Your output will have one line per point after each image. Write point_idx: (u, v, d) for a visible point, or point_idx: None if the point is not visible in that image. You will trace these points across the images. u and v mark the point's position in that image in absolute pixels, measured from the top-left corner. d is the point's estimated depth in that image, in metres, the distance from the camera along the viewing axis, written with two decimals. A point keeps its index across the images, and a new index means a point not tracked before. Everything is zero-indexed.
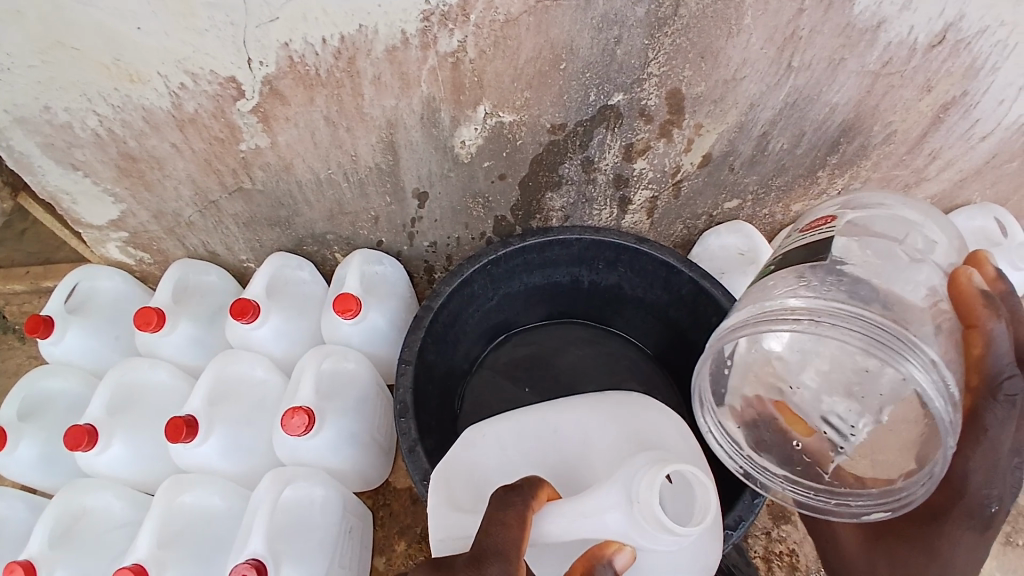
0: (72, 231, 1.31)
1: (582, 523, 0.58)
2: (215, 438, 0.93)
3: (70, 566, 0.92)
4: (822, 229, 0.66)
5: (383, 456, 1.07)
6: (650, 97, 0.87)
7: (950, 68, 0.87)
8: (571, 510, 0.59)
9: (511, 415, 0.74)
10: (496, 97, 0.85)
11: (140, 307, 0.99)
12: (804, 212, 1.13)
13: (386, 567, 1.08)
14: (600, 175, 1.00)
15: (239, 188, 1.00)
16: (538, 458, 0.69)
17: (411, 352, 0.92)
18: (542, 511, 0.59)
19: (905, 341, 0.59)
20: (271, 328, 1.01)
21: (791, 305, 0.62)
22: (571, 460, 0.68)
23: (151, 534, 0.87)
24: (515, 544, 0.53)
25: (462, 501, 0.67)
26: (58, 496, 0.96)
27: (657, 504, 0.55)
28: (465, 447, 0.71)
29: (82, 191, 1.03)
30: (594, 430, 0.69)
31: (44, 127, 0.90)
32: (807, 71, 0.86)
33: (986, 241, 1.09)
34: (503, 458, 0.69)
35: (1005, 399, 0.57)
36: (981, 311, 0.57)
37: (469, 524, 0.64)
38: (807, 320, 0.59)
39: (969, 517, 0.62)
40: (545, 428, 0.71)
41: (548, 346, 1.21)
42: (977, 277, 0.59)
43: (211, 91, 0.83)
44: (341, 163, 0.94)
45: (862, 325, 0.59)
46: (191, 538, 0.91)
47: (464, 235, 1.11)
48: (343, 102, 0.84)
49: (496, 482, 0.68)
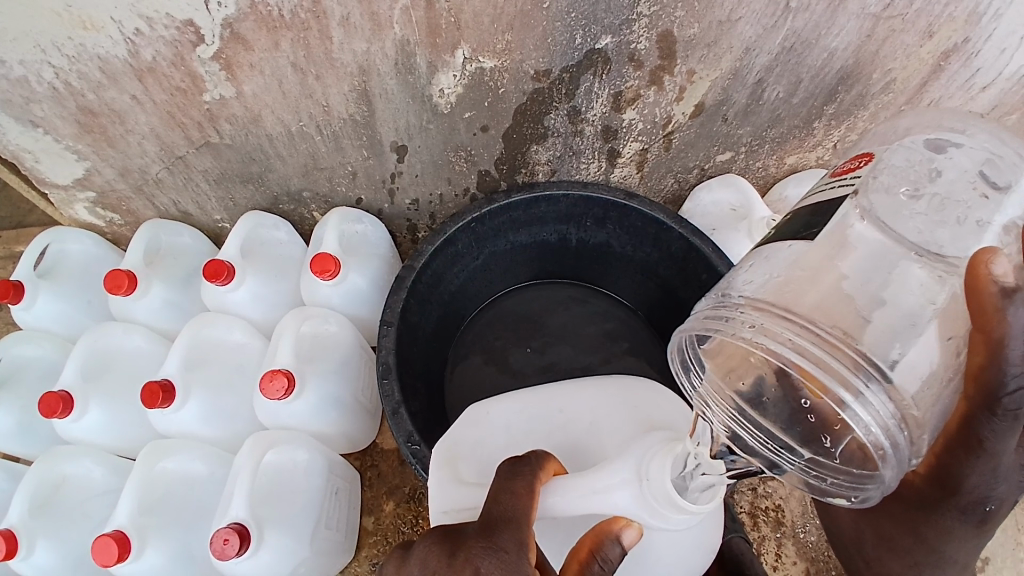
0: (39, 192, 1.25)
1: (587, 499, 0.56)
2: (193, 403, 0.91)
3: (51, 532, 0.91)
4: (845, 178, 0.62)
5: (371, 419, 1.06)
6: (640, 41, 0.82)
7: (952, 13, 0.82)
8: (576, 485, 0.57)
9: (515, 394, 0.71)
10: (475, 40, 0.79)
11: (110, 270, 0.94)
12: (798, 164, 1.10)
13: (375, 527, 1.08)
14: (587, 126, 0.95)
15: (207, 143, 0.95)
16: (534, 432, 0.67)
17: (393, 313, 0.89)
18: (548, 485, 0.57)
19: (855, 359, 0.55)
20: (247, 291, 0.97)
21: (743, 304, 0.59)
22: (570, 432, 0.66)
23: (133, 501, 0.85)
24: (526, 512, 0.52)
25: (465, 474, 0.65)
26: (35, 463, 0.93)
27: (668, 481, 0.55)
28: (469, 424, 0.69)
29: (43, 149, 0.97)
30: (590, 408, 0.68)
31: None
32: (806, 13, 0.81)
33: None
34: (497, 430, 0.68)
35: (1005, 413, 0.52)
36: (992, 320, 0.48)
37: (476, 495, 0.62)
38: (746, 330, 0.56)
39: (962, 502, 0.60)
40: (545, 407, 0.68)
41: (535, 307, 1.18)
42: (1003, 263, 0.47)
43: (170, 36, 0.77)
44: (313, 114, 0.89)
45: (802, 343, 0.54)
46: (176, 505, 0.89)
47: (447, 192, 1.07)
48: (311, 47, 0.78)
49: (489, 450, 0.67)
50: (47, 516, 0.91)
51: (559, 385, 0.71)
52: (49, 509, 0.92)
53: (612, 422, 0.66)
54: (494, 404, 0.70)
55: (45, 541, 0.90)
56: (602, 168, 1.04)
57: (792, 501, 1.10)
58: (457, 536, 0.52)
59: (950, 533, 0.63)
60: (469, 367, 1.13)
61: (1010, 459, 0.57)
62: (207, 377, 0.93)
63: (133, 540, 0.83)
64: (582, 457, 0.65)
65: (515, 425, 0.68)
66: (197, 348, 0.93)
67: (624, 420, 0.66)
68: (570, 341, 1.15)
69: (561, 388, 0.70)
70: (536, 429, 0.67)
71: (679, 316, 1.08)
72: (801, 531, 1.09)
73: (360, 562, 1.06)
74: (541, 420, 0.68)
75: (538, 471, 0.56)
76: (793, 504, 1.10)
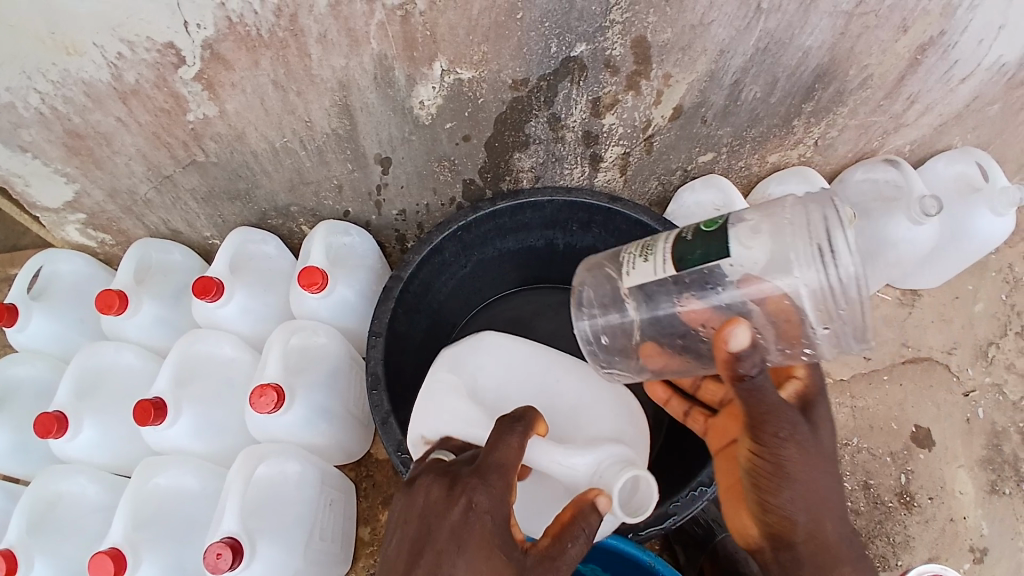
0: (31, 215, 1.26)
1: (556, 467, 0.61)
2: (184, 419, 0.91)
3: (49, 552, 0.92)
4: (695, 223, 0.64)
5: (364, 429, 1.06)
6: (614, 47, 0.83)
7: (927, 6, 0.85)
8: (547, 448, 0.61)
9: (520, 343, 0.77)
10: (452, 53, 0.81)
11: (101, 290, 0.95)
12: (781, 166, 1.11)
13: (372, 537, 1.09)
14: (568, 133, 0.96)
15: (193, 162, 0.96)
16: (530, 386, 0.74)
17: (381, 324, 0.89)
18: (536, 439, 0.60)
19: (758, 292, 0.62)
20: (236, 305, 0.98)
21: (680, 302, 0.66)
22: (562, 412, 0.72)
23: (126, 517, 0.85)
24: (515, 465, 0.56)
25: (460, 388, 0.71)
26: (30, 486, 0.94)
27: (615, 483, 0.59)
28: (474, 347, 0.76)
29: (32, 173, 0.98)
30: (585, 395, 0.73)
31: None
32: (778, 13, 0.82)
33: (968, 187, 1.12)
34: (494, 369, 0.74)
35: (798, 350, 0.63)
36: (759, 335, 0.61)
37: (468, 411, 0.68)
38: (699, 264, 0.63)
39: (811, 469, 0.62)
40: (547, 375, 0.74)
41: (525, 312, 1.20)
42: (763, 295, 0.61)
43: (151, 59, 0.78)
44: (296, 130, 0.90)
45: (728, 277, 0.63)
46: (169, 520, 0.89)
47: (433, 202, 1.07)
48: (290, 64, 0.79)
49: (484, 383, 0.73)
50: (44, 537, 0.92)
51: (567, 362, 0.76)
52: (45, 529, 0.93)
53: (599, 416, 0.72)
54: (496, 339, 0.77)
55: (44, 561, 0.91)
56: (586, 173, 1.04)
57: None
58: (455, 475, 0.57)
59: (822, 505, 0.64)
60: None
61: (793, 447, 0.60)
62: (195, 393, 0.93)
63: (128, 555, 0.84)
64: (557, 434, 0.72)
65: (513, 371, 0.75)
66: (187, 363, 0.94)
67: (607, 418, 0.71)
68: (562, 345, 1.15)
69: (567, 363, 0.76)
70: (528, 389, 0.73)
71: None
72: None
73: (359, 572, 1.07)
74: (534, 381, 0.74)
75: (524, 434, 0.57)
76: None
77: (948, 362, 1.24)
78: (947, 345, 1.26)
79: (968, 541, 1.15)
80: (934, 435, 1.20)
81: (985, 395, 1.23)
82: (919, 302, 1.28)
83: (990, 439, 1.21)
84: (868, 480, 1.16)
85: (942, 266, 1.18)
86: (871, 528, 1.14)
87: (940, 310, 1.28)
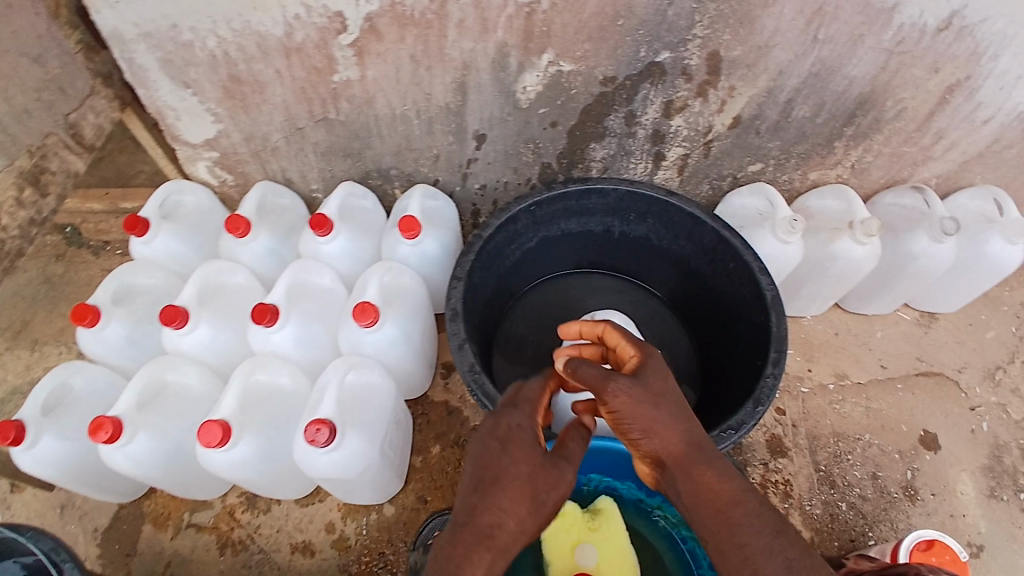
0: (167, 154, 1.29)
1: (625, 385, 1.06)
2: (291, 327, 1.07)
3: (152, 428, 1.01)
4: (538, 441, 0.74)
5: (426, 368, 1.24)
6: (692, 57, 1.01)
7: (956, 51, 1.00)
8: None
9: None
10: (560, 47, 0.99)
11: (230, 215, 1.11)
12: (820, 180, 1.26)
13: (423, 465, 1.24)
14: (640, 129, 1.14)
15: (324, 118, 1.12)
16: None
17: (462, 270, 1.07)
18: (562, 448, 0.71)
19: (629, 337, 0.74)
20: (339, 245, 1.16)
21: None
22: None
23: (236, 397, 0.98)
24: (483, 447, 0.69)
25: None
26: (144, 368, 1.04)
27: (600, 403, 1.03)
28: None
29: (187, 108, 1.10)
30: None
31: (168, 44, 0.99)
32: (829, 44, 0.99)
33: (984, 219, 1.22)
34: None
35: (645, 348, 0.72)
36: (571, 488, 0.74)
37: None
38: None
39: (647, 405, 0.66)
40: None
41: (580, 291, 1.40)
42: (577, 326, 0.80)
43: (320, 23, 0.94)
44: (416, 100, 1.08)
45: None
46: (266, 410, 1.02)
47: (512, 180, 1.26)
48: (429, 43, 0.98)
49: None
50: (151, 411, 1.02)
51: None
52: (153, 406, 1.02)
53: None
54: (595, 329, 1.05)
55: (148, 434, 1.00)
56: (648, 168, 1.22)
57: (801, 476, 1.19)
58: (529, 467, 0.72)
59: (672, 434, 0.66)
60: (518, 334, 1.34)
61: (653, 374, 0.69)
62: (303, 309, 1.09)
63: (234, 429, 0.96)
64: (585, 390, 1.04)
65: None
66: (295, 285, 1.09)
67: None
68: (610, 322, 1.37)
69: None
70: None
71: (702, 304, 1.28)
72: (808, 504, 1.17)
73: (408, 493, 1.21)
74: None
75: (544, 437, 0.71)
76: (801, 479, 1.19)
77: (959, 378, 1.31)
78: (959, 363, 1.32)
79: (966, 536, 1.17)
80: (941, 440, 1.25)
81: (991, 410, 1.28)
82: (934, 324, 1.36)
83: (993, 451, 1.25)
84: (876, 472, 1.21)
85: (950, 287, 1.29)
86: (877, 513, 1.18)
87: (955, 333, 1.35)
